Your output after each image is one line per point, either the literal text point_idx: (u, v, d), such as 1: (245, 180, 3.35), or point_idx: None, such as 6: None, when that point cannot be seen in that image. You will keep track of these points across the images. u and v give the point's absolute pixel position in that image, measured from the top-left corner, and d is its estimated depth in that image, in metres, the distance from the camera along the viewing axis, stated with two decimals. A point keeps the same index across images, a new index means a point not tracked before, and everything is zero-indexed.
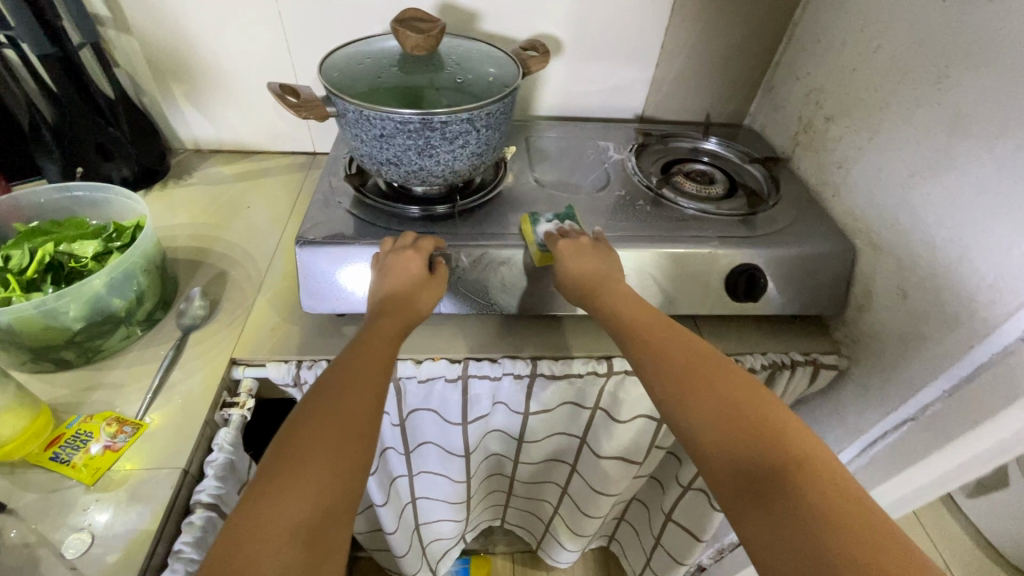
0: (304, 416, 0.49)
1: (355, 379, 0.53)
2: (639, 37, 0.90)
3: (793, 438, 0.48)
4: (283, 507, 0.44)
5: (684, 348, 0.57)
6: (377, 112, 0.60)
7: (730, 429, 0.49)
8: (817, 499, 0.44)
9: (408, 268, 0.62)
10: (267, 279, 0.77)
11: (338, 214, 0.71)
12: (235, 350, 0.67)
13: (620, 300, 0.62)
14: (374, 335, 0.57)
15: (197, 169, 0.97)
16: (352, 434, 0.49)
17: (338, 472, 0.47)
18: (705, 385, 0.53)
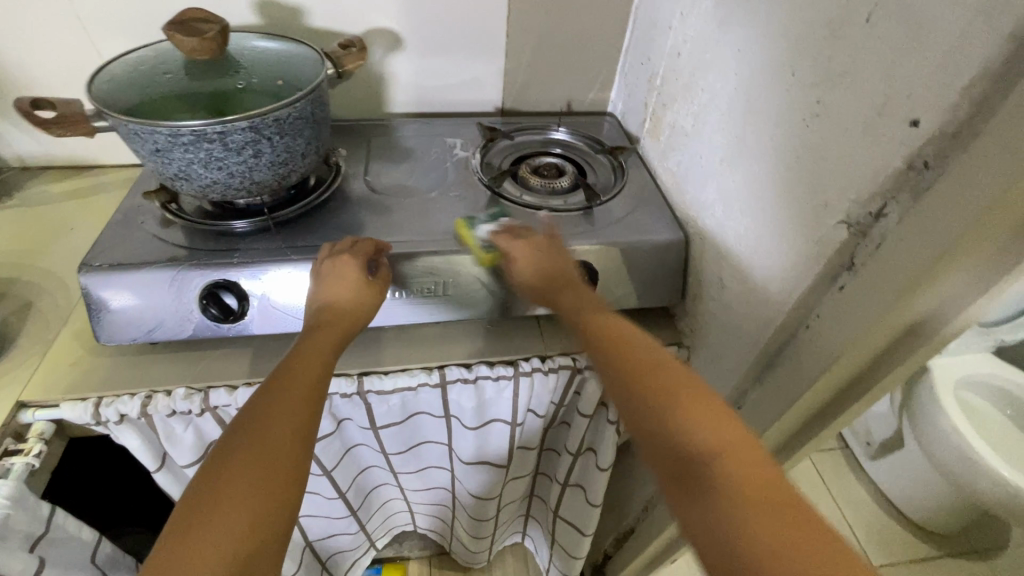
0: (230, 449, 0.46)
1: (281, 408, 0.49)
2: (483, 27, 0.87)
3: (698, 412, 0.45)
4: (198, 561, 0.41)
5: (625, 344, 0.54)
6: (142, 125, 0.55)
7: (659, 418, 0.46)
8: (739, 473, 0.41)
9: (343, 277, 0.60)
10: (77, 308, 0.71)
11: (140, 236, 0.66)
12: (23, 391, 0.61)
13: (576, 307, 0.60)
14: (309, 354, 0.54)
15: (20, 189, 0.89)
16: (278, 464, 0.46)
17: (259, 518, 0.43)
18: (636, 381, 0.50)
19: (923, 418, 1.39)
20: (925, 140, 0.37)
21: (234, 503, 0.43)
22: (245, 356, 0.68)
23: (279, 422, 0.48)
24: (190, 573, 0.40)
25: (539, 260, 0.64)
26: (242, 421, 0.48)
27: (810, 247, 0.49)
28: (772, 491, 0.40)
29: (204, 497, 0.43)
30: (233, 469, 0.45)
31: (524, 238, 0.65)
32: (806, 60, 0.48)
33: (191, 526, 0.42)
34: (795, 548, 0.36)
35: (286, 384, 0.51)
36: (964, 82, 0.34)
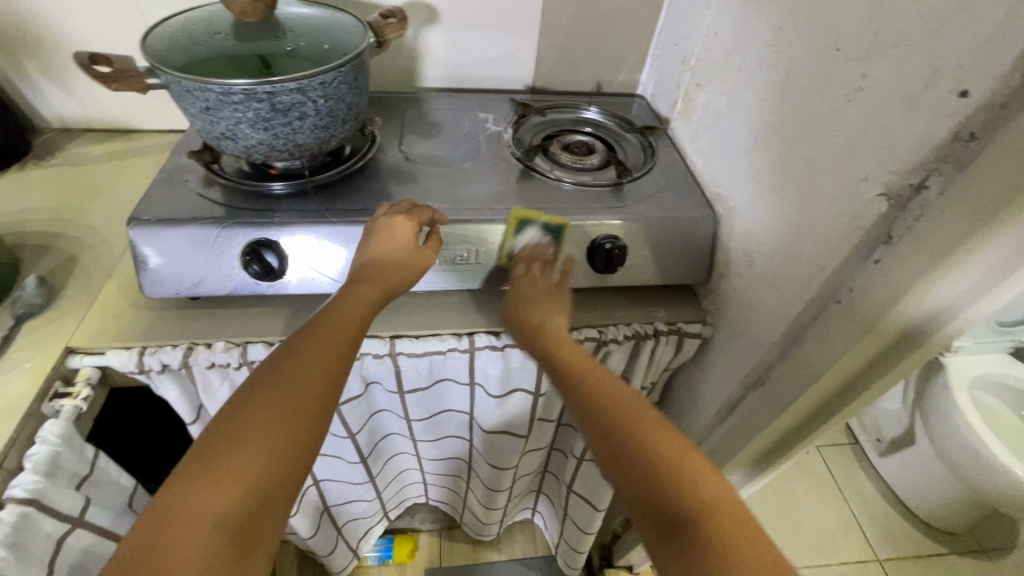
0: (261, 386, 0.46)
1: (318, 353, 0.49)
2: (517, 3, 0.88)
3: (682, 454, 0.47)
4: (217, 486, 0.40)
5: (614, 393, 0.54)
6: (195, 83, 0.57)
7: (637, 473, 0.46)
8: (711, 514, 0.42)
9: (388, 238, 0.60)
10: (119, 263, 0.73)
11: (183, 194, 0.68)
12: (72, 339, 0.64)
13: (568, 349, 0.62)
14: (349, 307, 0.55)
15: (62, 149, 0.92)
16: (304, 414, 0.46)
17: (281, 453, 0.43)
18: (631, 428, 0.49)
19: (936, 415, 1.39)
20: (973, 111, 0.38)
21: (257, 440, 0.43)
22: (280, 315, 0.70)
23: (310, 371, 0.48)
24: (207, 498, 0.40)
25: (523, 290, 0.68)
26: (274, 363, 0.48)
27: (844, 221, 0.50)
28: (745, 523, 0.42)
29: (233, 424, 0.43)
30: (263, 402, 0.45)
31: (530, 274, 0.69)
32: (851, 34, 0.48)
33: (217, 449, 0.42)
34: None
35: (321, 336, 0.51)
36: (1016, 52, 0.35)
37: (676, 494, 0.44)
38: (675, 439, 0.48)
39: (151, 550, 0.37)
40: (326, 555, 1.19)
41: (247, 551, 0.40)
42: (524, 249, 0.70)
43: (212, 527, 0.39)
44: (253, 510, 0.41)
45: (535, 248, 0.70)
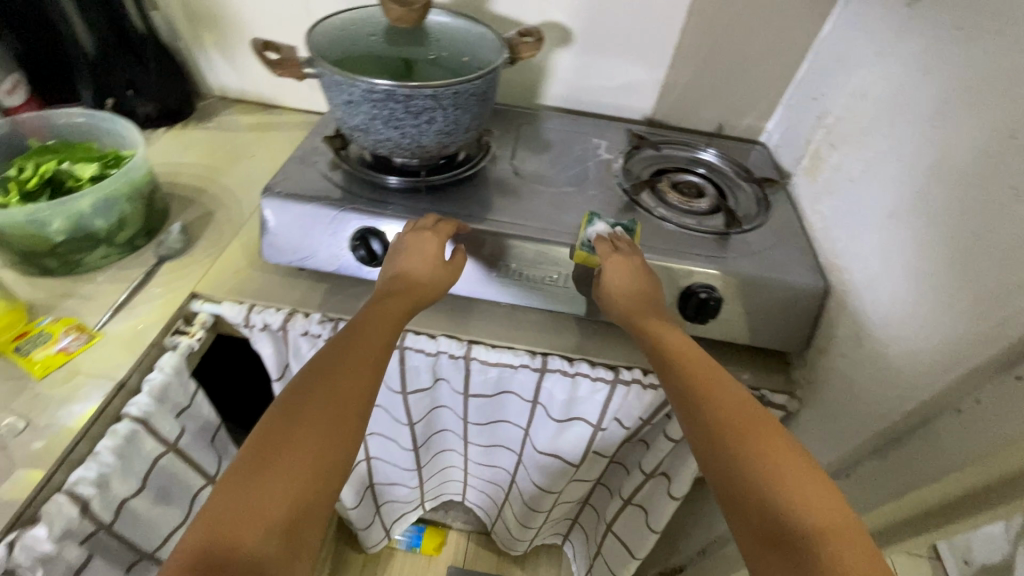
0: (299, 400, 0.49)
1: (350, 364, 0.52)
2: (651, 36, 0.87)
3: (799, 471, 0.45)
4: (264, 495, 0.43)
5: (732, 394, 0.51)
6: (344, 78, 0.62)
7: (756, 481, 0.44)
8: (835, 537, 0.41)
9: (421, 253, 0.63)
10: (246, 225, 0.81)
11: (312, 174, 0.75)
12: (197, 285, 0.72)
13: (661, 338, 0.59)
14: (376, 317, 0.58)
15: (218, 115, 1.03)
16: (342, 425, 0.49)
17: (321, 456, 0.46)
18: (751, 434, 0.47)
19: None
20: None
21: (301, 451, 0.46)
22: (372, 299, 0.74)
23: (347, 385, 0.51)
24: (259, 504, 0.42)
25: (632, 272, 0.63)
26: (312, 377, 0.51)
27: (986, 326, 0.45)
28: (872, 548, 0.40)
29: (269, 441, 0.46)
30: (299, 414, 0.48)
31: (619, 253, 0.65)
32: None
33: (258, 462, 0.45)
34: None
35: (355, 349, 0.54)
36: None
37: (803, 511, 0.42)
38: (804, 462, 0.46)
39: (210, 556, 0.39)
40: (362, 529, 1.24)
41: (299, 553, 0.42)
42: (599, 236, 0.67)
43: (264, 526, 0.42)
44: (299, 508, 0.44)
45: (616, 233, 0.67)
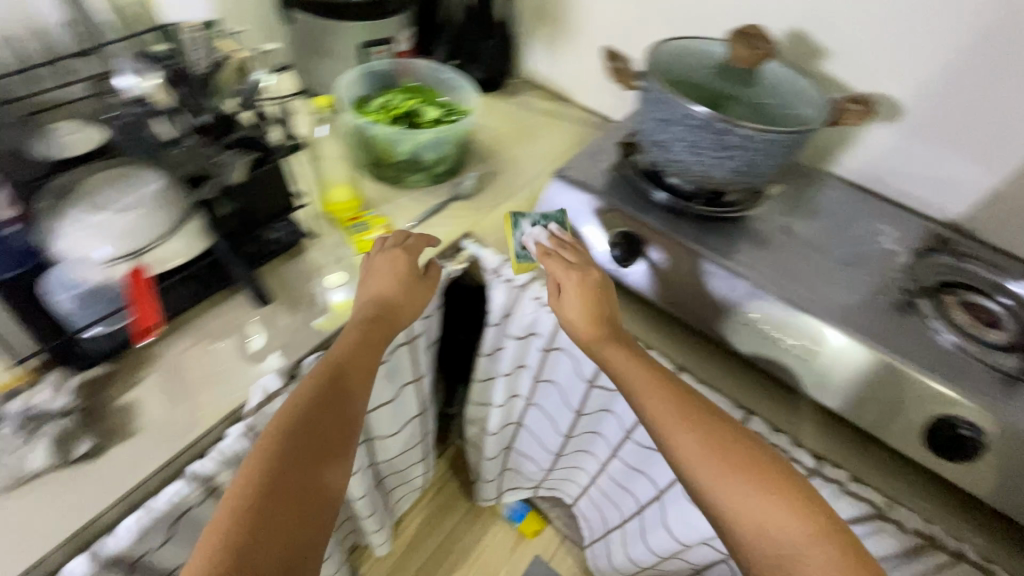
0: (276, 453, 0.52)
1: (333, 400, 0.58)
2: (1001, 137, 0.77)
3: (761, 476, 0.54)
4: (262, 539, 0.48)
5: (709, 419, 0.59)
6: (672, 99, 0.68)
7: (755, 508, 0.53)
8: (825, 537, 0.51)
9: (392, 265, 0.70)
10: (520, 192, 0.94)
11: (596, 169, 0.83)
12: (474, 227, 0.87)
13: (621, 365, 0.64)
14: (362, 321, 0.66)
15: (521, 94, 1.19)
16: (325, 454, 0.55)
17: (317, 444, 0.55)
18: (735, 463, 0.55)
19: None
20: None
21: (290, 497, 0.51)
22: None
23: (326, 428, 0.56)
24: (260, 550, 0.47)
25: (584, 300, 0.69)
26: (283, 435, 0.53)
27: None
28: (844, 528, 0.52)
29: (259, 495, 0.49)
30: (284, 418, 0.55)
31: (557, 257, 0.74)
32: None
33: (258, 505, 0.49)
34: None
35: (333, 389, 0.59)
36: None
37: (795, 521, 0.52)
38: (761, 458, 0.56)
39: None
40: (482, 481, 1.35)
41: None
42: (544, 249, 0.75)
43: (278, 506, 0.50)
44: (308, 482, 0.53)
45: (560, 236, 0.77)
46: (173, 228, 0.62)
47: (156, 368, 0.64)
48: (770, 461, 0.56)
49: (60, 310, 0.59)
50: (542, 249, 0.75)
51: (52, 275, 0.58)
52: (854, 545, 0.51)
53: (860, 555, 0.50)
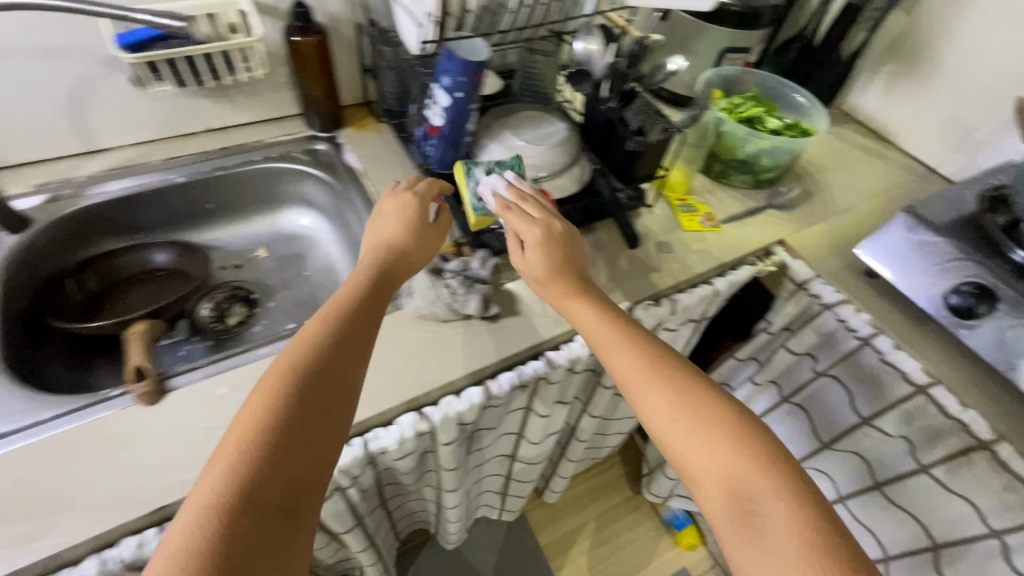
0: (291, 368, 0.48)
1: (351, 325, 0.54)
2: None
3: (731, 437, 0.50)
4: (267, 438, 0.44)
5: (671, 376, 0.55)
6: None
7: (710, 459, 0.49)
8: (788, 490, 0.46)
9: (401, 203, 0.66)
10: (836, 218, 0.95)
11: (948, 217, 0.81)
12: (789, 238, 0.91)
13: (583, 314, 0.62)
14: (374, 245, 0.63)
15: (838, 125, 1.18)
16: (336, 387, 0.49)
17: (334, 376, 0.49)
18: (697, 416, 0.51)
19: None
20: None
21: (298, 401, 0.46)
22: (918, 338, 0.80)
23: (346, 335, 0.52)
24: (258, 447, 0.43)
25: (548, 249, 0.65)
26: (296, 354, 0.49)
27: None
28: (800, 472, 0.48)
29: (263, 416, 0.45)
30: (319, 323, 0.53)
31: (515, 210, 0.67)
32: None
33: (264, 428, 0.44)
34: (837, 554, 0.42)
35: (349, 306, 0.55)
36: None
37: (763, 485, 0.47)
38: (737, 423, 0.51)
39: (224, 505, 0.40)
40: (659, 479, 1.38)
41: (303, 482, 0.44)
42: (495, 195, 0.69)
43: (296, 420, 0.45)
44: (325, 380, 0.49)
45: (517, 186, 0.70)
46: (567, 170, 0.82)
47: None
48: (747, 426, 0.50)
49: None
50: (487, 191, 0.70)
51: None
52: (818, 501, 0.46)
53: (820, 507, 0.46)
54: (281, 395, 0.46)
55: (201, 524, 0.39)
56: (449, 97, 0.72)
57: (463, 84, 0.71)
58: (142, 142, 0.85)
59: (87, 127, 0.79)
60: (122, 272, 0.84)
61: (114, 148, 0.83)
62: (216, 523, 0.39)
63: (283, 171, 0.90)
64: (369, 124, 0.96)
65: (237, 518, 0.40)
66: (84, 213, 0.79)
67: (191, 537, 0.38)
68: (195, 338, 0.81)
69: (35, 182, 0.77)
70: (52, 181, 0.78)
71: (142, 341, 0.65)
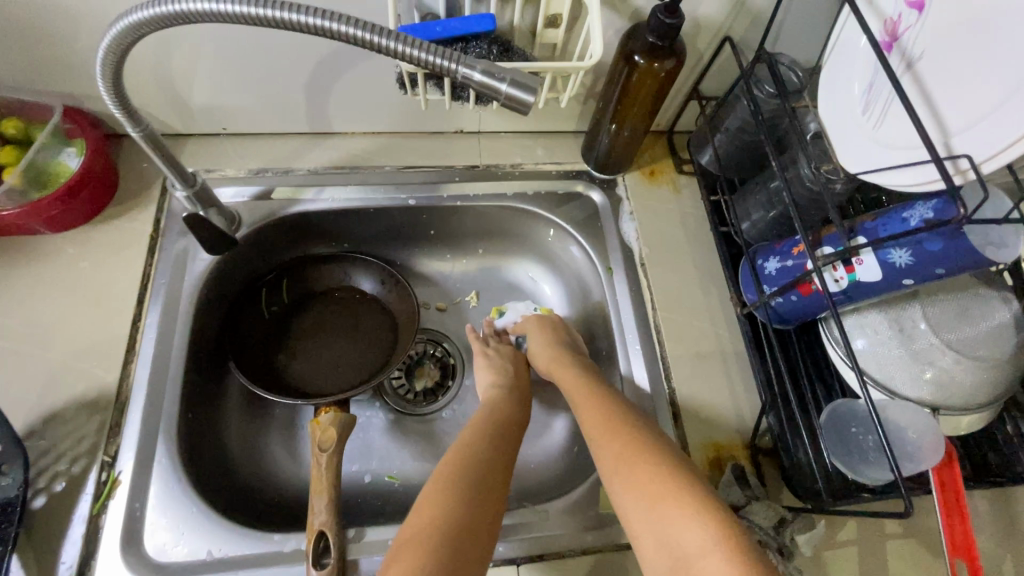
0: (452, 464, 0.47)
1: (494, 416, 0.54)
2: None
3: (659, 481, 0.42)
4: (434, 517, 0.42)
5: (615, 426, 0.48)
6: None
7: (653, 523, 0.41)
8: (722, 542, 0.37)
9: (512, 354, 0.62)
10: None
11: None
12: None
13: (566, 380, 0.55)
14: (499, 382, 0.59)
15: None
16: (498, 473, 0.47)
17: (499, 453, 0.49)
18: (635, 475, 0.43)
19: None
20: None
21: (457, 474, 0.46)
22: None
23: (486, 421, 0.53)
24: (429, 522, 0.41)
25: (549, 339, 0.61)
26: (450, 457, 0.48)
27: None
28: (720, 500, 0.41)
29: (432, 499, 0.43)
30: (472, 438, 0.50)
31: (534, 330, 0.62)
32: None
33: (440, 514, 0.42)
34: None
35: (491, 404, 0.56)
36: None
37: (688, 525, 0.39)
38: (670, 467, 0.43)
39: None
40: None
41: (469, 548, 0.41)
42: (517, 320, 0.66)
43: (468, 503, 0.43)
44: (493, 473, 0.47)
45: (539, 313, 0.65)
46: (983, 405, 0.49)
47: (862, 539, 0.50)
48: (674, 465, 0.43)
49: (859, 442, 0.48)
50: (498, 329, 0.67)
51: (874, 389, 0.51)
52: (731, 520, 0.39)
53: (749, 543, 0.38)
54: (439, 480, 0.45)
55: None
56: (886, 276, 0.41)
57: (935, 275, 0.39)
58: (382, 132, 0.64)
59: (324, 106, 0.59)
60: (319, 285, 0.67)
61: (347, 134, 0.64)
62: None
63: (539, 218, 0.65)
64: (664, 172, 0.66)
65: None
66: (297, 218, 0.61)
67: None
68: (378, 405, 0.66)
69: (253, 165, 0.61)
70: (271, 168, 0.61)
71: (329, 474, 0.49)
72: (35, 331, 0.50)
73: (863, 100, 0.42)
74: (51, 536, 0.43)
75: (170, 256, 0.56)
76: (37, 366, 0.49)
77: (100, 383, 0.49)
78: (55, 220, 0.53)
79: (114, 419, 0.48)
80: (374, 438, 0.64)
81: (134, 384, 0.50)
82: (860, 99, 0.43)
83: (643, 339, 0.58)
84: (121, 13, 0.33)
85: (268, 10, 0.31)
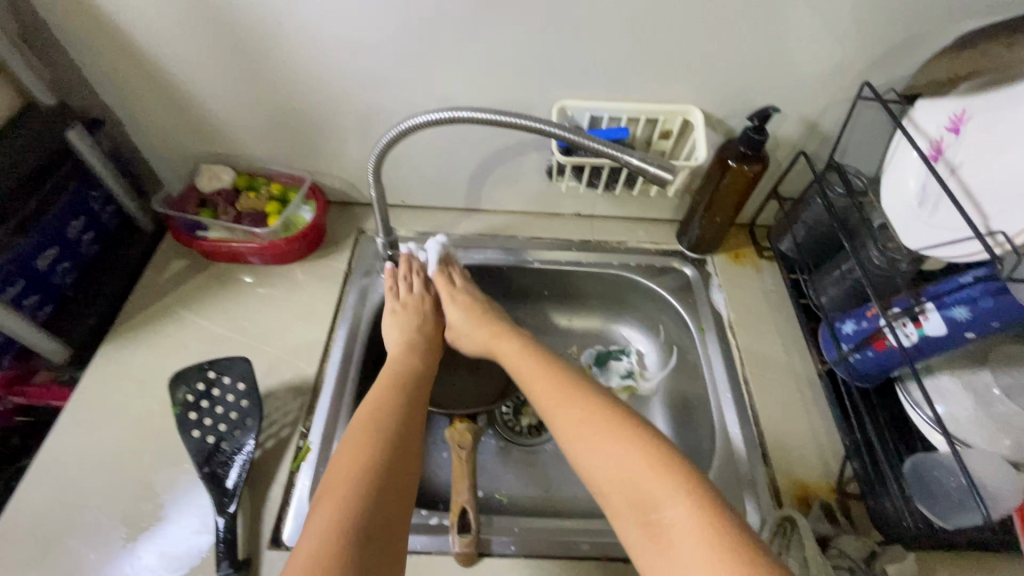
0: (362, 420, 0.54)
1: (409, 376, 0.62)
2: None
3: (623, 449, 0.49)
4: (349, 464, 0.50)
5: (566, 400, 0.56)
6: None
7: (620, 483, 0.48)
8: (689, 496, 0.45)
9: (426, 306, 0.72)
10: None
11: None
12: None
13: (515, 360, 0.64)
14: (408, 339, 0.68)
15: None
16: (406, 418, 0.56)
17: (410, 403, 0.58)
18: (606, 439, 0.51)
19: None
20: None
21: (369, 426, 0.53)
22: None
23: (405, 380, 0.61)
24: (343, 466, 0.50)
25: (477, 309, 0.71)
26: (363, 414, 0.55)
27: None
28: (685, 463, 0.48)
29: (342, 450, 0.51)
30: (392, 396, 0.58)
31: (450, 287, 0.72)
32: None
33: (358, 462, 0.50)
34: (718, 534, 0.42)
35: (406, 360, 0.65)
36: None
37: (654, 484, 0.46)
38: (639, 438, 0.50)
39: (329, 521, 0.45)
40: None
41: (389, 491, 0.49)
42: (447, 263, 0.74)
43: (380, 450, 0.51)
44: (405, 424, 0.55)
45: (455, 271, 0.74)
46: None
47: None
48: (646, 436, 0.50)
49: (948, 478, 0.52)
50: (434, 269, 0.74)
51: None
52: (699, 481, 0.46)
53: (715, 497, 0.45)
54: (353, 432, 0.53)
55: (334, 546, 0.43)
56: (951, 330, 0.50)
57: (991, 327, 0.48)
58: (517, 211, 0.82)
59: (480, 189, 0.79)
60: None
61: (490, 211, 0.82)
62: (344, 514, 0.46)
63: (638, 286, 0.79)
64: (747, 256, 0.79)
65: (365, 516, 0.46)
66: None
67: (314, 551, 0.43)
68: (490, 432, 0.75)
69: (420, 229, 0.80)
70: (432, 232, 0.80)
71: (468, 466, 0.60)
72: (262, 332, 0.68)
73: (919, 196, 0.55)
74: (263, 480, 0.56)
75: (358, 288, 0.73)
76: (262, 356, 0.65)
77: (304, 373, 0.64)
78: (288, 254, 0.73)
79: (310, 401, 0.62)
80: (489, 461, 0.73)
81: (325, 377, 0.65)
82: (916, 195, 0.55)
83: (732, 388, 0.67)
84: (400, 122, 0.55)
85: (510, 118, 0.52)
